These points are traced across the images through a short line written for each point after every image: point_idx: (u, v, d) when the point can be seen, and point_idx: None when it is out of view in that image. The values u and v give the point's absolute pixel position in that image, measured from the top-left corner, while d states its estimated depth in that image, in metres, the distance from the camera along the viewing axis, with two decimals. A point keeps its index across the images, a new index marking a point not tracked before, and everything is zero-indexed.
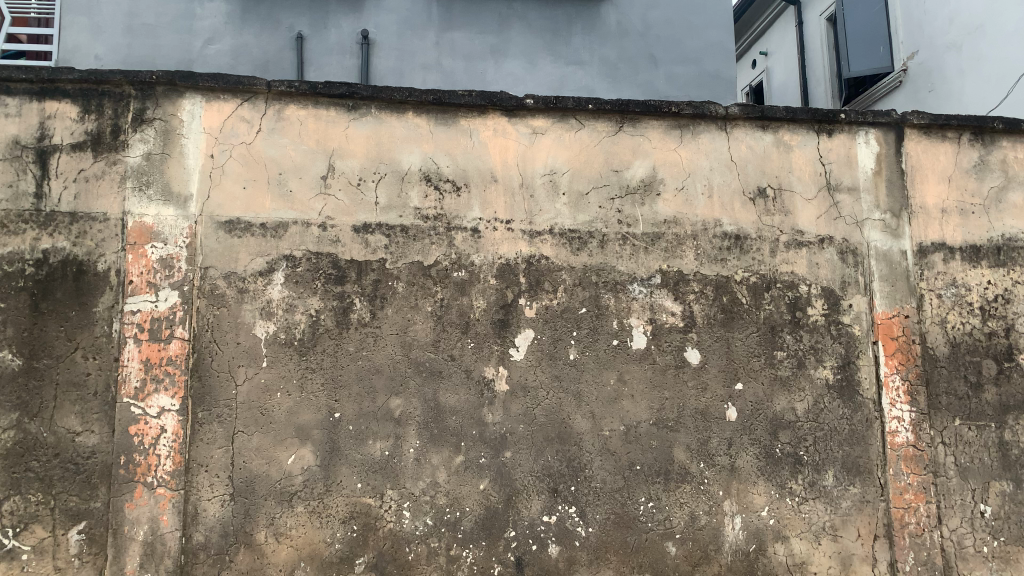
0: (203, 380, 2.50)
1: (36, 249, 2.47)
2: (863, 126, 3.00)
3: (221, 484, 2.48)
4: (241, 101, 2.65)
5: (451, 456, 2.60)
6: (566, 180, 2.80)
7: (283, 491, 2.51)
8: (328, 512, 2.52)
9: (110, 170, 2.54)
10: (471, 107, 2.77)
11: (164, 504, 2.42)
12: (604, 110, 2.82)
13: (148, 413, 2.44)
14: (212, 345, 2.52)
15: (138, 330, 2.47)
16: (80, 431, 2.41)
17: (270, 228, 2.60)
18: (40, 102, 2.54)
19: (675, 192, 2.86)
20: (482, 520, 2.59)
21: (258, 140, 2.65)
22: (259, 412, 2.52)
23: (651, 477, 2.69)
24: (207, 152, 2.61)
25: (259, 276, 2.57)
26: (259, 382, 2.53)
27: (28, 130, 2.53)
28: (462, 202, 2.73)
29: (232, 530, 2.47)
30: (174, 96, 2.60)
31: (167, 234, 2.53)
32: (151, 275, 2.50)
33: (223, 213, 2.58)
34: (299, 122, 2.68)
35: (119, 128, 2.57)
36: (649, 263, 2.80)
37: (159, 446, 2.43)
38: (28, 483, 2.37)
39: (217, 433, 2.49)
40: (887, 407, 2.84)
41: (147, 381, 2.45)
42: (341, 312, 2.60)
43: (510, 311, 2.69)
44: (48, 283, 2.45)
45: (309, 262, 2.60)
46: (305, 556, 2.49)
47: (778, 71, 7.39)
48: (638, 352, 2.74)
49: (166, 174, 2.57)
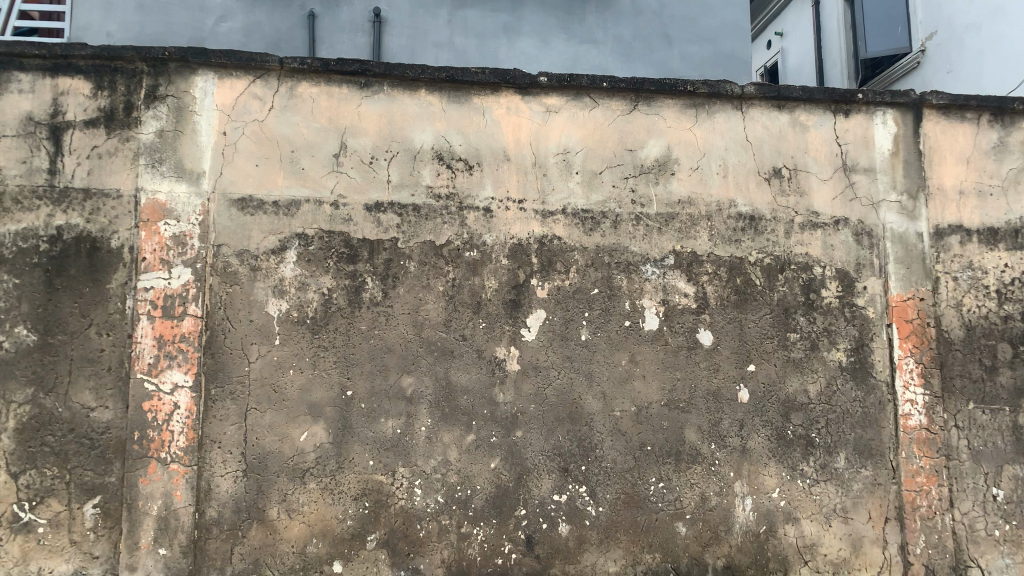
0: (216, 357, 2.51)
1: (50, 225, 2.47)
2: (881, 106, 2.96)
3: (234, 460, 2.49)
4: (253, 79, 2.64)
5: (463, 435, 2.61)
6: (580, 160, 2.79)
7: (295, 468, 2.52)
8: (340, 489, 2.53)
9: (123, 147, 2.54)
10: (484, 85, 2.75)
11: (177, 480, 2.44)
12: (619, 88, 2.80)
13: (162, 389, 2.45)
14: (224, 322, 2.53)
15: (152, 307, 2.48)
16: (95, 407, 2.43)
17: (282, 206, 2.60)
18: (53, 78, 2.54)
19: (689, 172, 2.83)
20: (492, 499, 2.60)
21: (270, 118, 2.64)
22: (272, 389, 2.53)
23: (662, 458, 2.69)
24: (220, 129, 2.60)
25: (271, 254, 2.57)
26: (272, 359, 2.54)
27: (41, 107, 2.53)
28: (474, 181, 2.71)
29: (245, 506, 2.49)
30: (187, 73, 2.59)
31: (180, 211, 2.53)
32: (164, 252, 2.50)
33: (236, 190, 2.57)
34: (311, 99, 2.67)
35: (132, 105, 2.57)
36: (662, 243, 2.78)
37: (173, 422, 2.45)
38: (44, 457, 2.40)
39: (230, 410, 2.51)
40: (900, 390, 2.82)
41: (161, 358, 2.46)
42: (354, 291, 2.60)
43: (522, 291, 2.68)
44: (62, 259, 2.46)
45: (321, 241, 2.60)
46: (318, 532, 2.51)
47: (794, 51, 7.29)
48: (650, 333, 2.73)
49: (178, 151, 2.56)
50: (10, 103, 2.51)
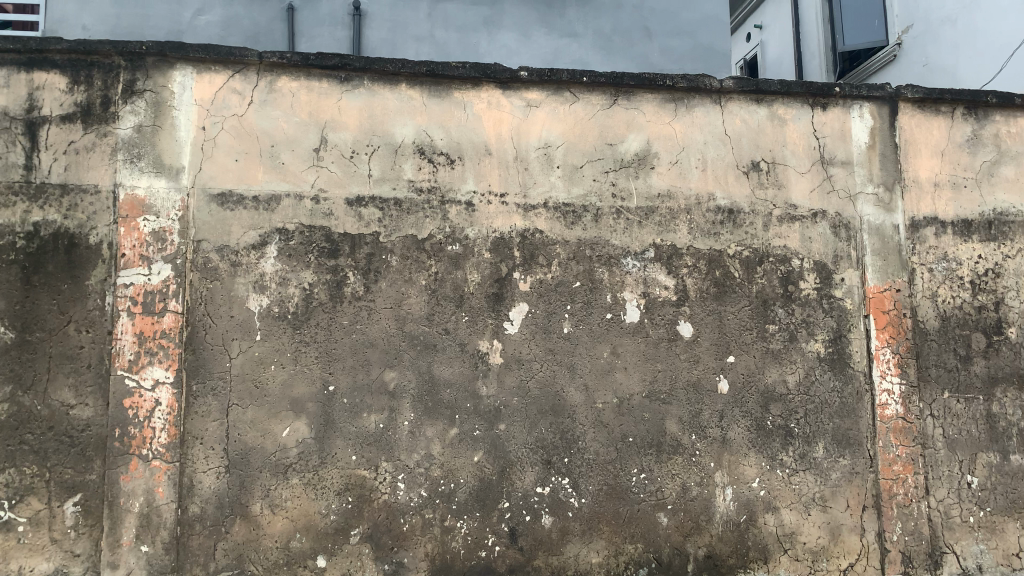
0: (197, 353, 2.50)
1: (27, 221, 2.45)
2: (857, 99, 2.99)
3: (216, 456, 2.49)
4: (233, 73, 2.63)
5: (446, 428, 2.62)
6: (561, 154, 2.80)
7: (278, 463, 2.52)
8: (324, 484, 2.54)
9: (101, 142, 2.52)
10: (465, 80, 2.75)
11: (159, 477, 2.43)
12: (599, 82, 2.81)
13: (143, 386, 2.44)
14: (205, 318, 2.52)
15: (132, 303, 2.46)
16: (74, 404, 2.41)
17: (263, 201, 2.59)
18: (29, 73, 2.51)
19: (669, 165, 2.85)
20: (476, 492, 2.61)
21: (250, 112, 2.63)
22: (254, 385, 2.53)
23: (643, 449, 2.72)
24: (198, 124, 2.58)
25: (252, 250, 2.56)
26: (254, 355, 2.54)
27: (16, 102, 2.50)
28: (456, 175, 2.72)
29: (228, 502, 2.48)
30: (164, 68, 2.57)
31: (159, 207, 2.51)
32: (143, 248, 2.49)
33: (215, 186, 2.56)
34: (291, 93, 2.66)
35: (109, 100, 2.54)
36: (643, 237, 2.80)
37: (154, 419, 2.44)
38: (23, 456, 2.38)
39: (212, 406, 2.50)
40: (877, 380, 2.86)
41: (141, 354, 2.45)
42: (335, 286, 2.60)
43: (503, 285, 2.69)
44: (40, 255, 2.44)
45: (302, 235, 2.59)
46: (301, 527, 2.51)
47: (773, 44, 7.33)
48: (631, 325, 2.75)
49: (157, 146, 2.54)
50: None
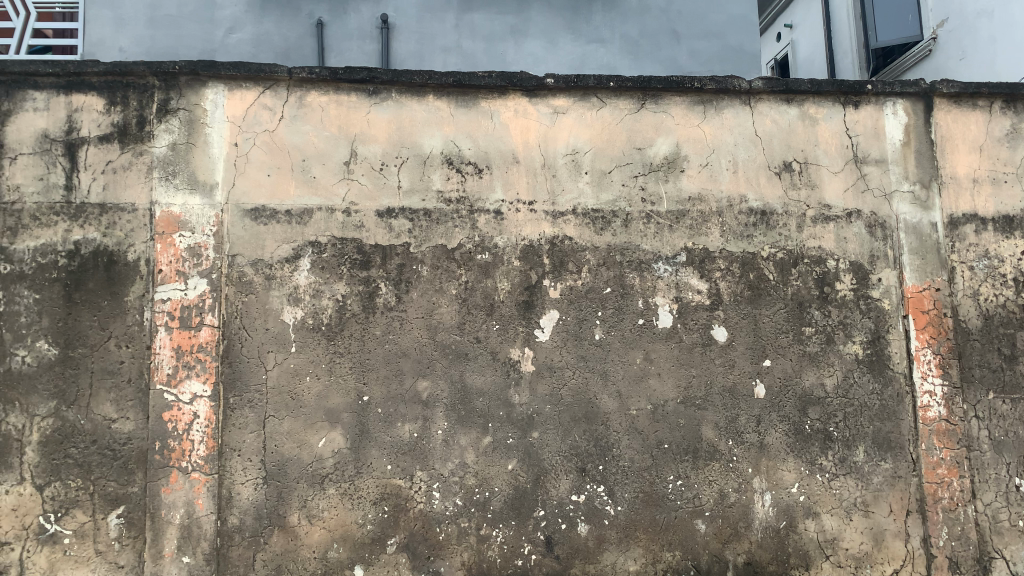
0: (234, 366, 2.54)
1: (67, 240, 2.51)
2: (891, 96, 2.94)
3: (254, 467, 2.52)
4: (264, 90, 2.67)
5: (479, 437, 2.62)
6: (589, 160, 2.79)
7: (314, 473, 2.54)
8: (360, 494, 2.55)
9: (137, 161, 2.57)
10: (492, 88, 2.76)
11: (198, 488, 2.46)
12: (626, 87, 2.80)
13: (181, 400, 2.48)
14: (241, 331, 2.56)
15: (169, 318, 2.51)
16: (116, 418, 2.46)
17: (295, 215, 2.62)
18: (67, 95, 2.58)
19: (699, 168, 2.83)
20: (511, 500, 2.61)
21: (281, 128, 2.66)
22: (290, 396, 2.55)
23: (679, 455, 2.69)
24: (231, 140, 2.63)
25: (286, 263, 2.60)
26: (289, 366, 2.57)
27: (56, 124, 2.57)
28: (484, 184, 2.72)
29: (266, 512, 2.51)
30: (197, 86, 2.63)
31: (194, 223, 2.56)
32: (180, 264, 2.53)
33: (249, 201, 2.60)
34: (321, 108, 2.69)
35: (145, 119, 2.60)
36: (674, 241, 2.78)
37: (192, 431, 2.48)
38: (67, 469, 2.43)
39: (249, 418, 2.53)
40: (918, 381, 2.80)
41: (179, 368, 2.49)
42: (367, 297, 2.62)
43: (534, 292, 2.69)
44: (80, 273, 2.50)
45: (334, 248, 2.62)
46: (338, 537, 2.53)
47: (804, 43, 7.25)
48: (664, 331, 2.73)
49: (191, 163, 2.59)
50: (25, 121, 2.55)
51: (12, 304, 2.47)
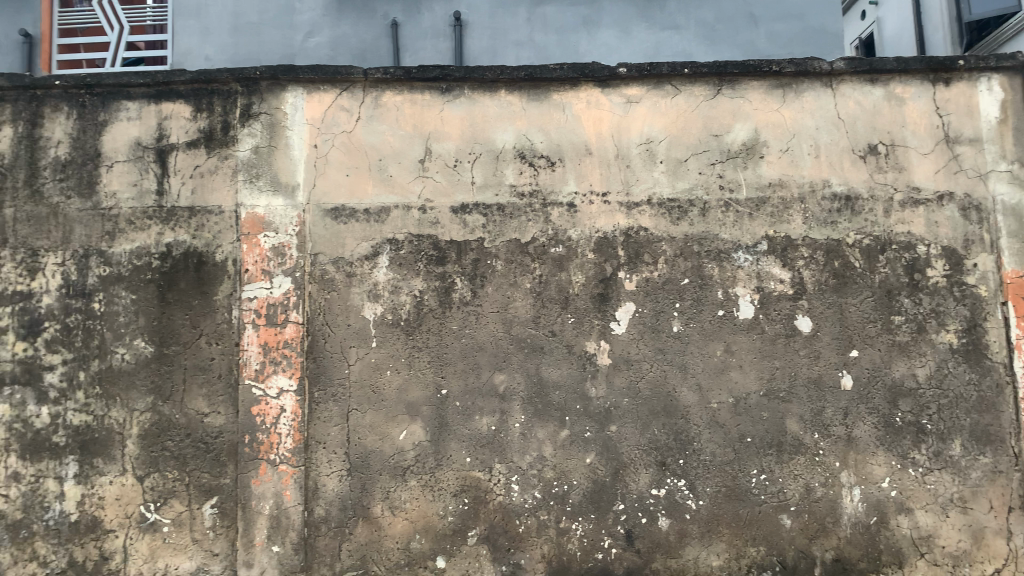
0: (318, 360, 2.61)
1: (160, 243, 2.64)
2: (986, 71, 2.78)
3: (338, 459, 2.59)
4: (340, 92, 2.73)
5: (557, 430, 2.62)
6: (664, 149, 2.75)
7: (396, 465, 2.59)
8: (440, 486, 2.59)
9: (223, 165, 2.67)
10: (564, 80, 2.75)
11: (286, 480, 2.55)
12: (701, 73, 2.74)
13: (269, 394, 2.57)
14: (323, 327, 2.63)
15: (256, 316, 2.60)
16: (208, 412, 2.58)
17: (373, 213, 2.67)
18: (157, 104, 2.70)
19: (779, 153, 2.75)
20: (590, 494, 2.60)
21: (358, 128, 2.72)
22: (371, 390, 2.61)
23: (763, 449, 2.63)
24: (311, 142, 2.70)
25: (364, 260, 2.65)
26: (370, 361, 2.62)
27: (147, 132, 2.69)
28: (557, 176, 2.72)
29: (351, 503, 2.58)
30: (277, 90, 2.71)
31: (277, 223, 2.64)
32: (265, 263, 2.62)
33: (328, 200, 2.67)
34: (395, 107, 2.73)
35: (229, 124, 2.69)
36: (754, 229, 2.71)
37: (280, 424, 2.56)
38: (165, 461, 2.56)
39: (333, 411, 2.60)
40: (1020, 371, 2.65)
41: (266, 363, 2.58)
42: (444, 292, 2.65)
43: (610, 284, 2.67)
44: (172, 274, 2.62)
45: (410, 244, 2.66)
46: (420, 528, 2.58)
47: (891, 20, 6.94)
48: (745, 322, 2.67)
49: (273, 165, 2.68)
50: (120, 131, 2.69)
51: (112, 304, 2.61)
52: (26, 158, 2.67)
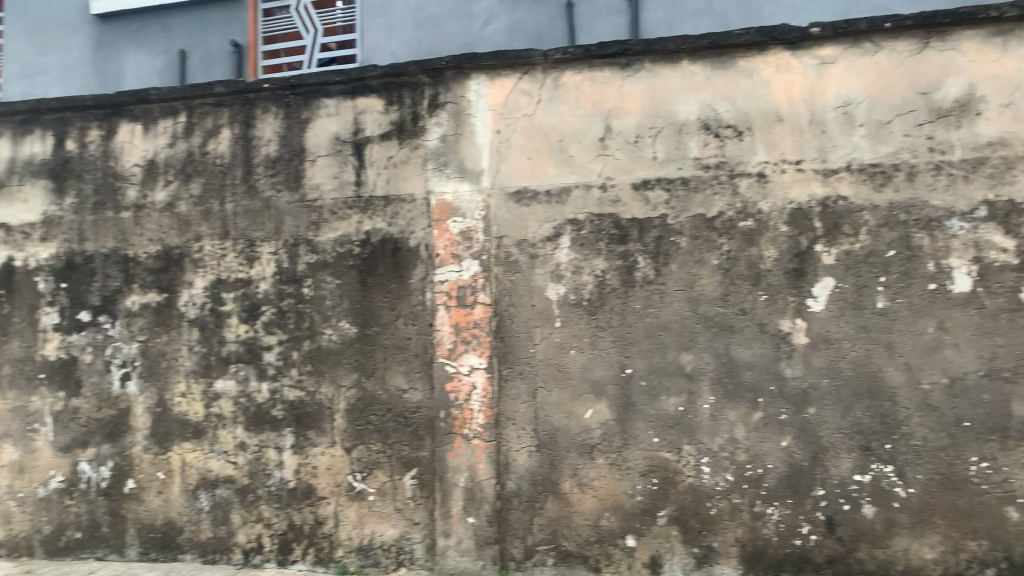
0: (505, 340, 2.68)
1: (360, 231, 2.81)
2: None
3: (528, 436, 2.65)
4: (521, 75, 2.76)
5: (749, 412, 2.53)
6: (863, 111, 2.56)
7: (583, 443, 2.62)
8: (629, 465, 2.58)
9: (413, 154, 2.80)
10: (750, 46, 2.62)
11: (479, 454, 2.66)
12: (906, 26, 2.52)
13: (461, 371, 2.69)
14: (510, 308, 2.69)
15: (447, 297, 2.72)
16: (407, 388, 2.73)
17: (555, 193, 2.69)
18: (353, 100, 2.86)
19: (1000, 108, 2.47)
20: (786, 478, 2.49)
21: (539, 110, 2.74)
22: (557, 368, 2.65)
23: (984, 435, 2.40)
24: (494, 127, 2.76)
25: (548, 241, 2.68)
26: (556, 340, 2.66)
27: (345, 126, 2.86)
28: (745, 147, 2.60)
29: (541, 479, 2.63)
30: (462, 79, 2.79)
31: (465, 208, 2.74)
32: (455, 247, 2.73)
33: (512, 183, 2.72)
34: (575, 86, 2.73)
35: (418, 115, 2.81)
36: (970, 193, 2.46)
37: (472, 401, 2.67)
38: (369, 434, 2.74)
39: (521, 389, 2.66)
40: None
41: (459, 343, 2.70)
42: (627, 270, 2.63)
43: (804, 259, 2.53)
44: (371, 260, 2.79)
45: (593, 224, 2.66)
46: (609, 506, 2.59)
47: None
48: (962, 296, 2.44)
49: (459, 152, 2.77)
50: (320, 127, 2.88)
51: (319, 289, 2.82)
52: (242, 157, 2.93)
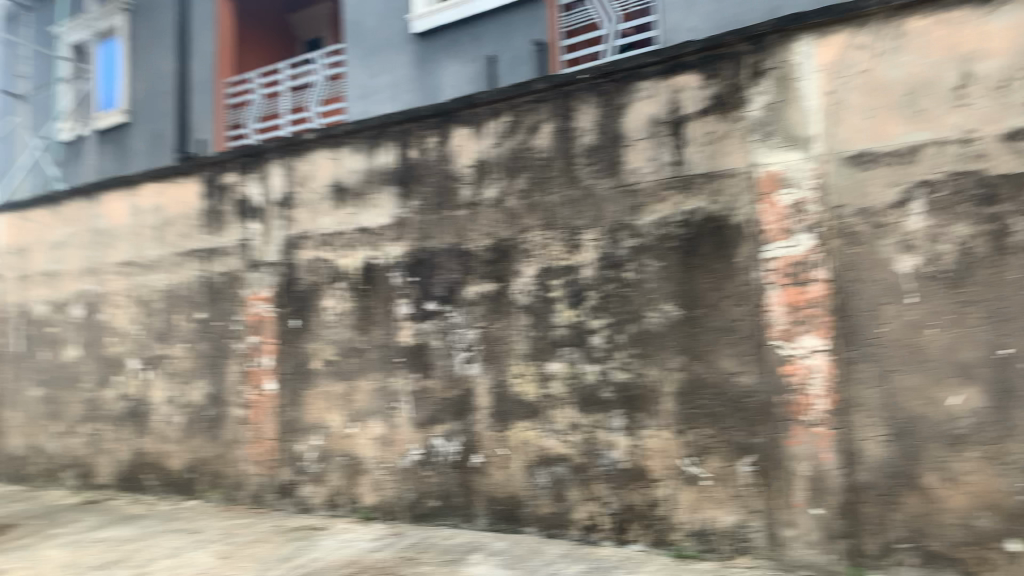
0: (848, 319, 2.47)
1: (682, 211, 2.77)
2: None
3: (880, 423, 2.42)
4: (855, 29, 2.51)
5: None
6: None
7: (949, 434, 2.32)
8: (1010, 459, 2.24)
9: (735, 127, 2.69)
10: None
11: (823, 441, 2.49)
12: None
13: (797, 353, 2.55)
14: (852, 284, 2.47)
15: (779, 275, 2.58)
16: (738, 371, 2.64)
17: (902, 154, 2.42)
18: (669, 79, 2.82)
19: None
20: None
21: (878, 64, 2.47)
22: (912, 349, 2.38)
23: None
24: (825, 89, 2.55)
25: (895, 208, 2.43)
26: (909, 319, 2.39)
27: (662, 107, 2.83)
28: None
29: (898, 471, 2.39)
30: (786, 43, 2.62)
31: (794, 179, 2.58)
32: (785, 222, 2.58)
33: (849, 147, 2.50)
34: (923, 32, 2.42)
35: (738, 86, 2.70)
36: None
37: (811, 384, 2.51)
38: (700, 418, 2.69)
39: (869, 372, 2.44)
40: None
41: (794, 322, 2.55)
42: (999, 235, 2.29)
43: None
44: (695, 240, 2.74)
45: (951, 184, 2.35)
46: (986, 505, 2.26)
47: None
48: None
49: (786, 120, 2.62)
50: (637, 110, 2.88)
51: (642, 272, 2.83)
52: (562, 149, 3.02)
